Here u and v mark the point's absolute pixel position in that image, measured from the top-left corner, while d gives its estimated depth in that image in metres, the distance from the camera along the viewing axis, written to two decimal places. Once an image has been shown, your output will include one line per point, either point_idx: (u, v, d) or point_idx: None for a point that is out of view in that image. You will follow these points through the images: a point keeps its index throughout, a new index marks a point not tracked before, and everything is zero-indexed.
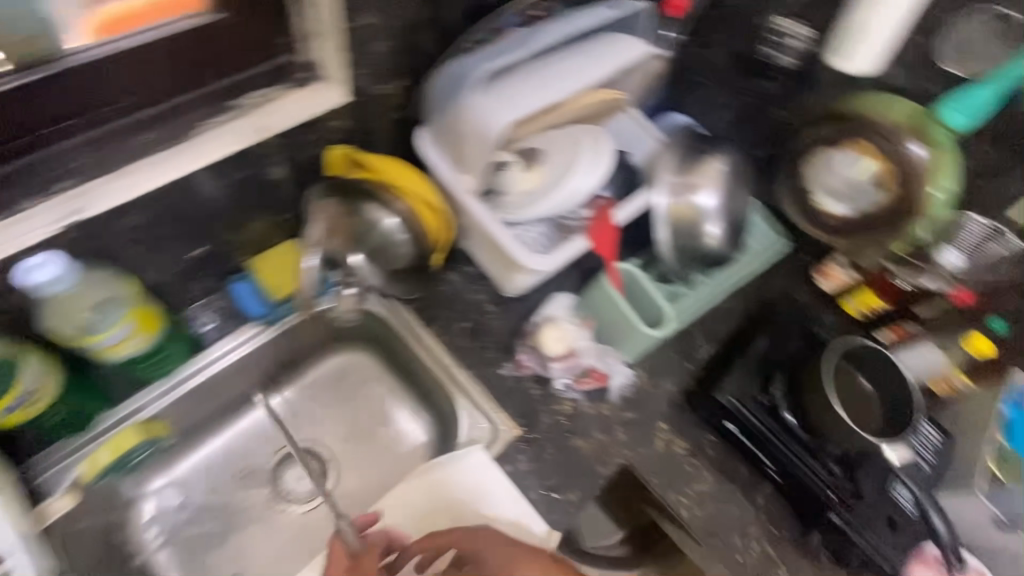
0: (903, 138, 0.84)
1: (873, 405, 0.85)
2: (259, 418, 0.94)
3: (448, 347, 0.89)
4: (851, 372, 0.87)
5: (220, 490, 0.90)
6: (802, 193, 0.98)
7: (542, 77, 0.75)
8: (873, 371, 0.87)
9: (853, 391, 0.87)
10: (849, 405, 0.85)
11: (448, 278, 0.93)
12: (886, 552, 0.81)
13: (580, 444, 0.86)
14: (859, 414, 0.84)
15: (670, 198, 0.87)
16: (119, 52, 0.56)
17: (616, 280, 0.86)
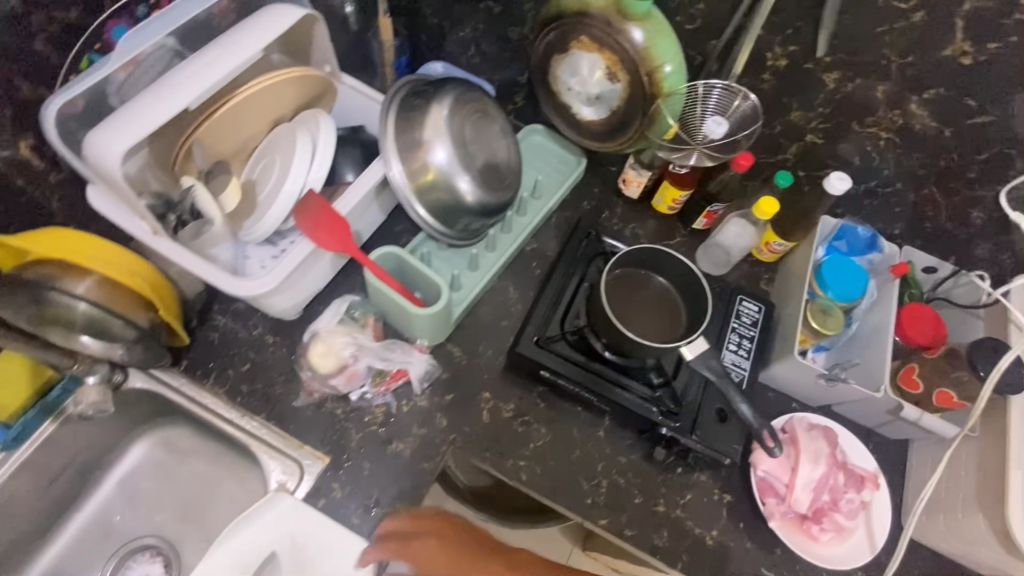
0: (612, 21, 0.77)
1: (674, 300, 0.84)
2: (82, 530, 0.88)
3: (232, 396, 0.82)
4: (644, 280, 0.85)
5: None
6: (563, 109, 0.93)
7: (123, 112, 0.61)
8: (664, 268, 0.84)
9: (650, 296, 0.84)
10: (647, 312, 0.83)
11: (216, 323, 0.85)
12: (725, 448, 0.79)
13: (399, 448, 0.81)
14: (655, 322, 0.82)
15: (404, 165, 0.80)
16: None
17: (378, 270, 0.79)
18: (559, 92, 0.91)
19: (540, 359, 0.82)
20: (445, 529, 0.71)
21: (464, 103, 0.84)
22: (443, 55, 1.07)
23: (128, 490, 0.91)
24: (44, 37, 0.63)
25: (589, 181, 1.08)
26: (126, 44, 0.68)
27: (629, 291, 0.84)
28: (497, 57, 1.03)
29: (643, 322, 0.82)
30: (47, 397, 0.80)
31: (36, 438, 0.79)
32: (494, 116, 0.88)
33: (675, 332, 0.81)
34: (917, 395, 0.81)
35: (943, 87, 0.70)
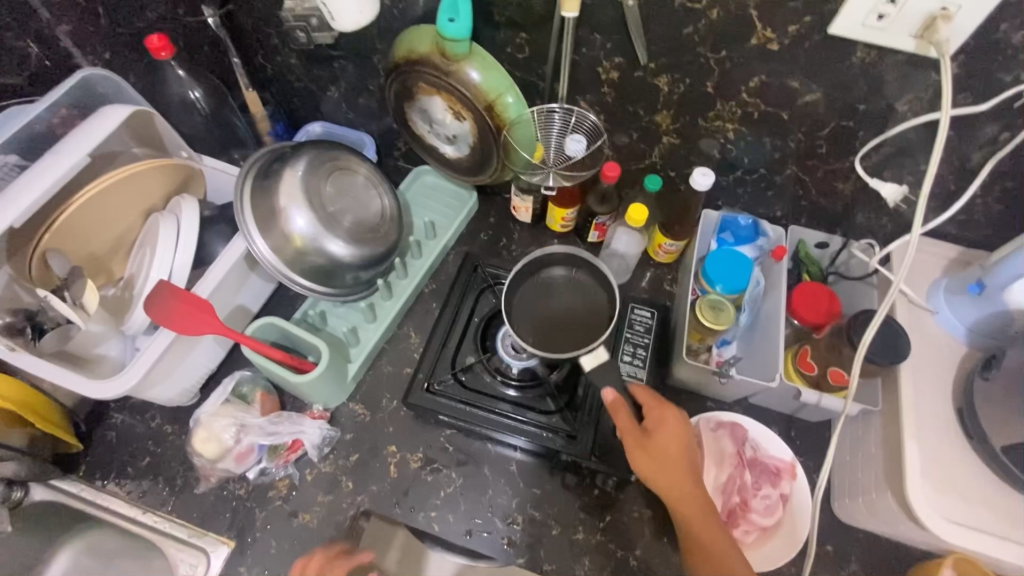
0: (440, 66, 0.78)
1: (579, 279, 0.84)
2: None
3: (135, 494, 0.81)
4: (545, 284, 0.84)
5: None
6: (432, 149, 0.94)
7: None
8: (555, 259, 0.85)
9: (559, 290, 0.84)
10: (562, 322, 0.81)
11: (112, 422, 0.85)
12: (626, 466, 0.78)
13: (305, 519, 0.80)
14: (567, 319, 0.82)
15: (266, 238, 0.80)
16: None
17: (254, 343, 0.79)
18: (423, 134, 0.92)
19: (432, 405, 0.82)
20: (673, 424, 0.71)
21: (320, 164, 0.85)
22: (319, 115, 1.09)
23: None
24: None
25: (483, 212, 1.09)
26: None
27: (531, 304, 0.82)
28: (368, 109, 1.04)
29: (560, 324, 0.81)
30: None
31: None
32: (358, 170, 0.89)
33: (603, 312, 0.81)
34: (813, 377, 0.80)
35: (764, 74, 0.71)
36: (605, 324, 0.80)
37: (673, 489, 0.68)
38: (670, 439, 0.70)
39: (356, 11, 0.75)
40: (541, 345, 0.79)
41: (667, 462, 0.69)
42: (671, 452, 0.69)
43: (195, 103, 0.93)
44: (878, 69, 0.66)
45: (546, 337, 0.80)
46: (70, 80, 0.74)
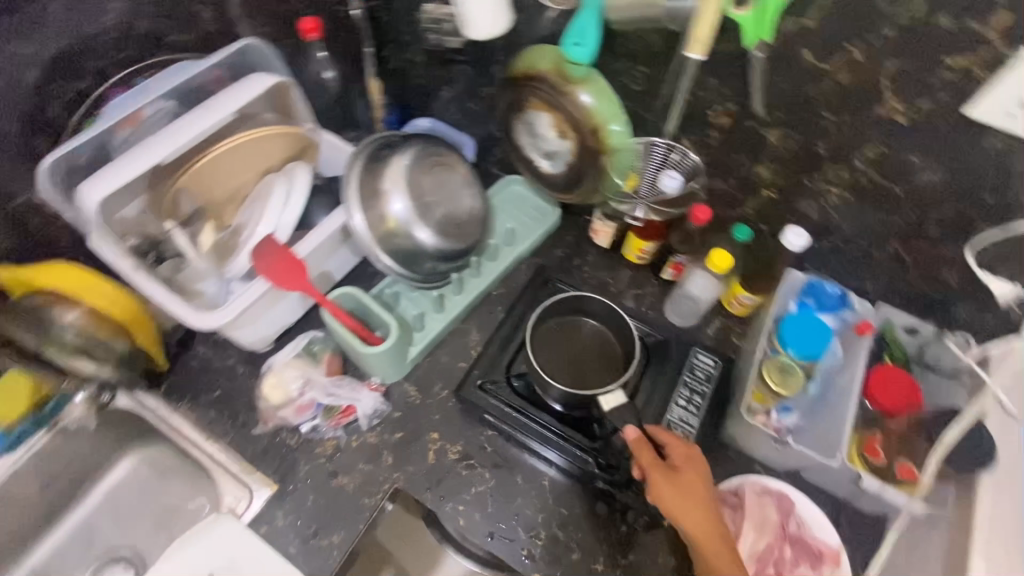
0: (555, 84, 0.81)
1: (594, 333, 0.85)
2: (64, 544, 0.95)
3: (202, 420, 0.89)
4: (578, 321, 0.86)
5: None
6: (528, 161, 0.97)
7: (105, 168, 0.76)
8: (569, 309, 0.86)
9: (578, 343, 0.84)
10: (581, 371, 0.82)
11: (197, 353, 0.93)
12: None
13: (342, 481, 0.84)
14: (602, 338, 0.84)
15: (364, 214, 0.86)
16: None
17: (334, 310, 0.85)
18: (523, 145, 0.95)
19: (482, 402, 0.84)
20: (692, 464, 0.71)
21: (425, 157, 0.91)
22: (430, 111, 1.15)
23: (113, 505, 0.98)
24: (58, 104, 0.75)
25: (563, 229, 1.11)
26: (116, 107, 0.78)
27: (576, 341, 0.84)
28: (476, 114, 1.09)
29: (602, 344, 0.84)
30: (40, 413, 0.86)
31: (31, 446, 0.87)
32: (457, 167, 0.94)
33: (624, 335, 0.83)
34: (879, 465, 0.76)
35: (883, 144, 0.69)
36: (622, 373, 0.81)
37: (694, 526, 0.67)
38: (692, 481, 0.70)
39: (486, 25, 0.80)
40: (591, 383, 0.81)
41: (685, 500, 0.68)
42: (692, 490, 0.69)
43: (326, 83, 1.02)
44: (1012, 161, 0.62)
45: (606, 365, 0.82)
46: (236, 45, 0.84)
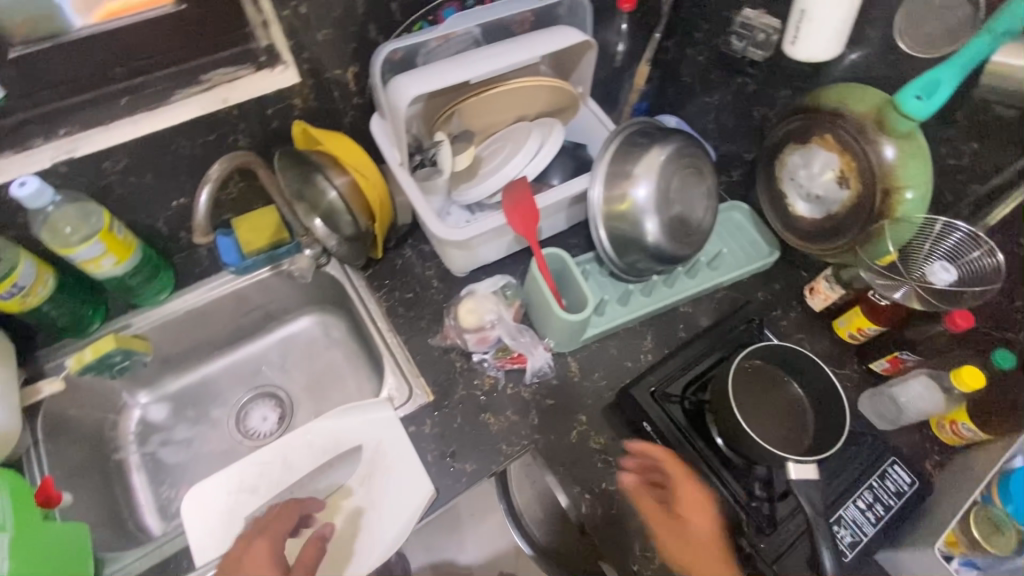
0: (868, 131, 0.75)
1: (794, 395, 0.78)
2: (239, 362, 1.09)
3: (390, 311, 0.97)
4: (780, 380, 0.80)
5: (195, 414, 1.04)
6: (776, 194, 0.92)
7: (423, 69, 0.79)
8: (778, 358, 0.79)
9: (774, 397, 0.78)
10: (765, 420, 0.76)
11: (403, 253, 1.01)
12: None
13: (490, 420, 0.87)
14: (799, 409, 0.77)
15: (605, 189, 0.88)
16: (104, 31, 0.71)
17: (544, 265, 0.87)
18: (779, 178, 0.91)
19: (651, 412, 0.80)
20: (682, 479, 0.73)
21: (683, 155, 0.89)
22: (680, 111, 1.13)
23: (283, 350, 1.10)
24: (404, 0, 0.83)
25: (772, 275, 1.04)
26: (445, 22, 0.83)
27: (768, 397, 0.78)
28: (731, 129, 1.05)
29: (795, 414, 0.77)
30: (275, 250, 0.97)
31: (256, 276, 0.99)
32: (705, 175, 0.91)
33: (827, 417, 0.75)
34: None
35: None
36: (807, 447, 0.74)
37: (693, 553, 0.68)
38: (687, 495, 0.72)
39: (821, 45, 0.75)
40: (775, 438, 0.75)
41: (674, 524, 0.71)
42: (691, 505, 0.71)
43: (616, 53, 1.05)
44: None
45: (790, 437, 0.75)
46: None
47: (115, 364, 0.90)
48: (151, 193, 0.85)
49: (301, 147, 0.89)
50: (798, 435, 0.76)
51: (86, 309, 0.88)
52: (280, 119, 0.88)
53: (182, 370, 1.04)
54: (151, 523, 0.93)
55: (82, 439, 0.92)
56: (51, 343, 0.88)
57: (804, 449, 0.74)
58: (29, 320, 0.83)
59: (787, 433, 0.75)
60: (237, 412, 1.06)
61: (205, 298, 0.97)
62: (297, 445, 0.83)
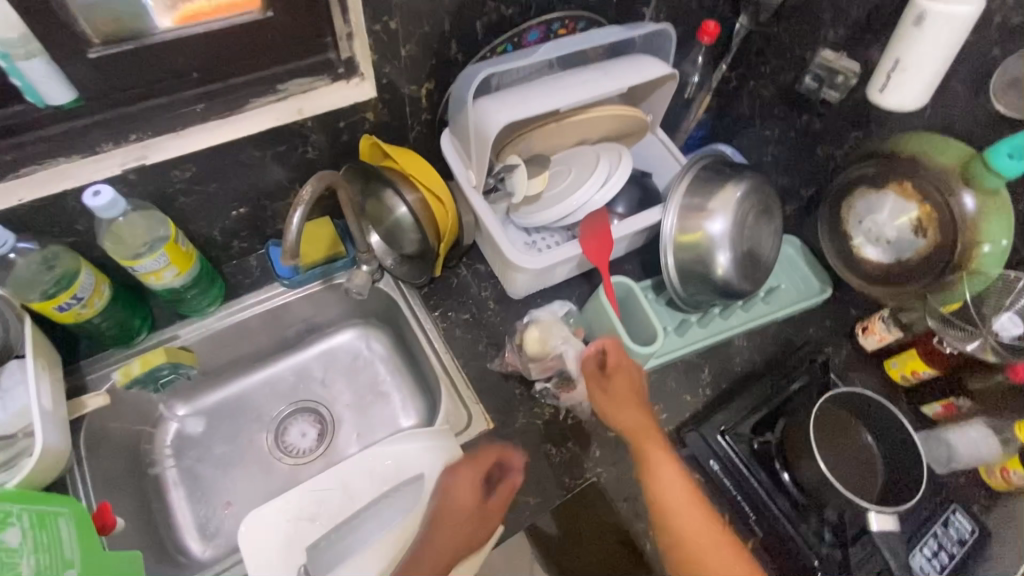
0: (952, 183, 0.76)
1: (866, 442, 0.79)
2: (278, 374, 1.05)
3: (446, 332, 0.94)
4: (853, 424, 0.80)
5: (231, 429, 1.00)
6: (839, 234, 0.93)
7: (511, 95, 0.78)
8: (850, 402, 0.80)
9: (846, 442, 0.79)
10: (839, 465, 0.77)
11: (459, 272, 0.99)
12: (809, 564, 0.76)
13: (551, 450, 0.86)
14: (871, 457, 0.77)
15: (678, 221, 0.87)
16: (188, 35, 0.67)
17: (611, 295, 0.86)
18: (845, 218, 0.91)
19: (715, 446, 0.82)
20: (618, 385, 0.80)
21: (752, 194, 0.90)
22: (734, 142, 1.13)
23: (324, 363, 1.07)
24: (489, 20, 0.81)
25: (823, 312, 1.05)
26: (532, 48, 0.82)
27: (840, 442, 0.79)
28: (789, 164, 1.05)
29: (868, 462, 0.77)
30: (332, 263, 0.94)
31: (308, 289, 0.96)
32: (773, 213, 0.93)
33: (901, 467, 0.75)
34: None
35: None
36: (879, 496, 0.75)
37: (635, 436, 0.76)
38: (613, 399, 0.79)
39: (910, 96, 0.76)
40: (849, 484, 0.76)
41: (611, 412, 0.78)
42: (624, 401, 0.79)
43: (686, 84, 1.04)
44: None
45: (863, 484, 0.76)
46: (653, 26, 0.84)
47: (161, 377, 0.86)
48: (213, 202, 0.81)
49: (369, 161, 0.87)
50: (870, 484, 0.76)
51: (135, 318, 0.84)
52: (349, 132, 0.85)
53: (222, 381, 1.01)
54: (191, 544, 0.90)
55: (121, 454, 0.88)
56: (95, 353, 0.84)
57: (877, 498, 0.75)
58: (76, 329, 0.79)
59: (858, 480, 0.76)
60: (275, 428, 1.02)
61: (255, 309, 0.93)
62: (357, 472, 0.79)
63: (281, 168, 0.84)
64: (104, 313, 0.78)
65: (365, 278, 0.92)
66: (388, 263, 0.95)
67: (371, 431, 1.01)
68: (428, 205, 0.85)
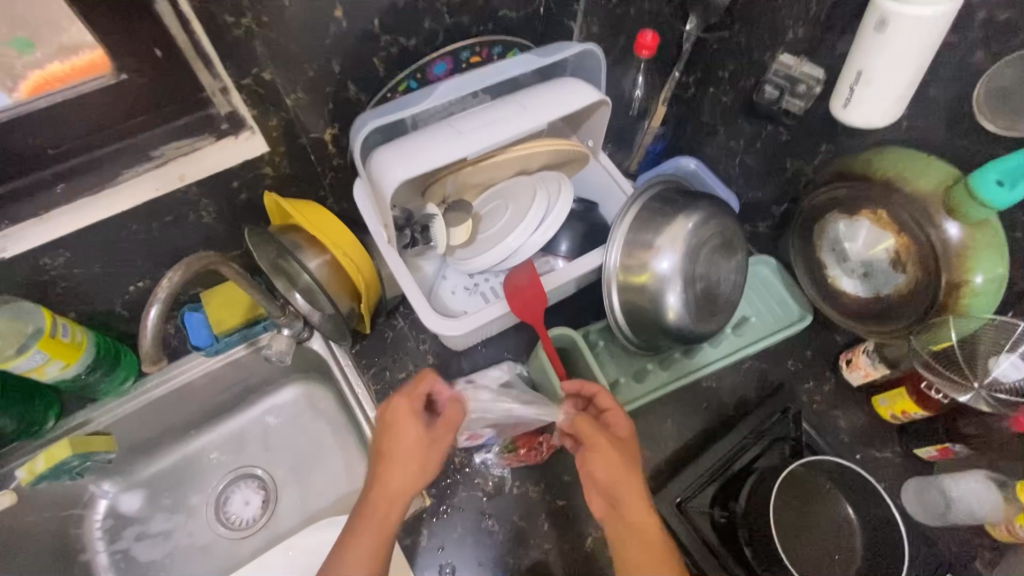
0: (933, 213, 0.68)
1: (843, 514, 0.70)
2: (216, 439, 0.99)
3: (380, 396, 0.87)
4: (833, 493, 0.71)
5: (174, 499, 0.94)
6: (814, 265, 0.85)
7: (409, 144, 0.69)
8: (825, 468, 0.72)
9: (821, 516, 0.70)
10: (810, 543, 0.69)
11: (394, 325, 0.91)
12: None
13: (493, 526, 0.79)
14: (849, 532, 0.70)
15: (621, 260, 0.77)
16: (27, 112, 0.59)
17: (551, 352, 0.78)
18: (819, 247, 0.83)
19: (672, 524, 0.73)
20: (620, 438, 0.68)
21: (708, 224, 0.79)
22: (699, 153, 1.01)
23: (264, 425, 1.00)
24: (385, 54, 0.71)
25: (804, 341, 0.92)
26: (440, 87, 0.72)
27: (814, 514, 0.70)
28: (760, 178, 0.92)
29: (844, 537, 0.69)
30: (251, 328, 0.88)
31: (230, 354, 0.89)
32: (736, 249, 0.83)
33: (879, 546, 0.68)
34: None
35: None
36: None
37: (631, 508, 0.62)
38: (617, 449, 0.66)
39: (879, 112, 0.65)
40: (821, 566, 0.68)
41: (612, 462, 0.64)
42: (630, 459, 0.66)
43: (632, 100, 0.93)
44: None
45: (835, 564, 0.68)
46: (578, 46, 0.74)
47: (73, 468, 0.80)
48: (104, 281, 0.75)
49: (277, 220, 0.79)
50: (845, 563, 0.68)
51: (37, 408, 0.79)
52: (248, 190, 0.77)
53: (156, 454, 0.95)
54: None
55: (45, 544, 0.84)
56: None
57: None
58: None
59: (829, 560, 0.68)
60: (216, 499, 0.96)
61: (185, 378, 0.88)
62: (277, 565, 0.76)
63: (178, 236, 0.77)
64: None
65: (287, 342, 0.84)
66: (311, 319, 0.78)
67: (314, 498, 0.95)
68: (349, 261, 0.77)
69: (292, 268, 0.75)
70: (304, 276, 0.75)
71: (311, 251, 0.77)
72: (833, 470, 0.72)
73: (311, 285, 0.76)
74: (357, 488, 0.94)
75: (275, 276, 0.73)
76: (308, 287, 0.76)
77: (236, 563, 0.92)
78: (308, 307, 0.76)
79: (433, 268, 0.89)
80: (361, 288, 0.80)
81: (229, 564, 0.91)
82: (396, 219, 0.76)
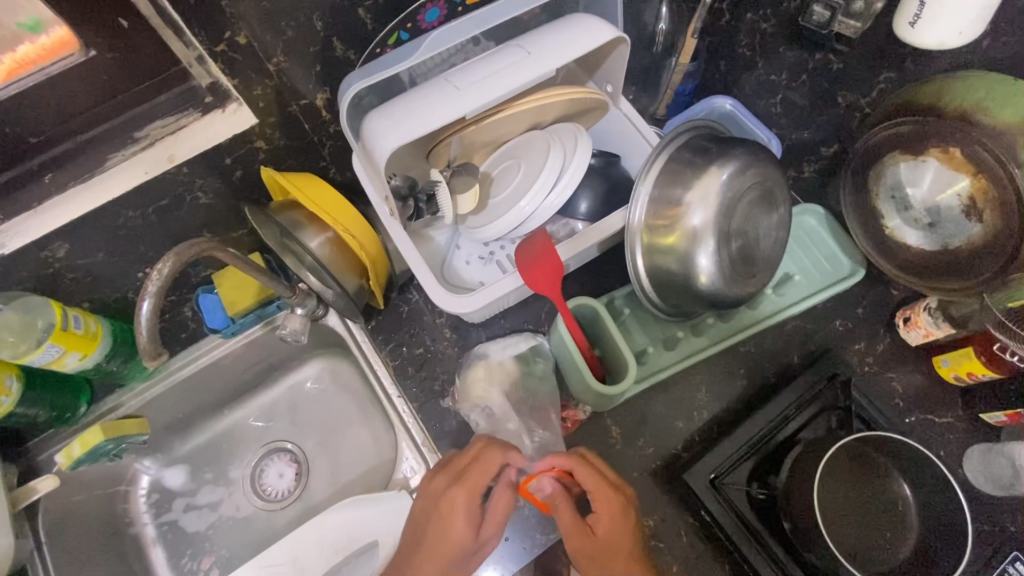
0: (1020, 149, 0.61)
1: (897, 492, 0.65)
2: (244, 414, 0.99)
3: (398, 373, 0.85)
4: (888, 470, 0.65)
5: (215, 473, 0.97)
6: (868, 212, 0.76)
7: (400, 104, 0.62)
8: (883, 444, 0.65)
9: (871, 496, 0.65)
10: (859, 522, 0.64)
11: (409, 298, 0.87)
12: None
13: (519, 502, 0.77)
14: (904, 511, 0.64)
15: (647, 217, 0.70)
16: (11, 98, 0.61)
17: (572, 322, 0.73)
18: (875, 194, 0.74)
19: (707, 502, 0.69)
20: (603, 487, 0.65)
21: (745, 174, 0.70)
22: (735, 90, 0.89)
23: (290, 401, 1.00)
24: None
25: (857, 298, 0.83)
26: (432, 38, 0.65)
27: (862, 492, 0.65)
28: (808, 115, 0.79)
29: (896, 515, 0.64)
30: (263, 309, 0.87)
31: (249, 335, 0.89)
32: (778, 201, 0.74)
33: (938, 524, 0.62)
34: None
35: None
36: (903, 554, 0.63)
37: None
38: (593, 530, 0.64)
39: (955, 28, 0.54)
40: (869, 547, 0.63)
41: (599, 548, 0.63)
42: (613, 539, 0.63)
43: (654, 35, 0.81)
44: None
45: (886, 543, 0.63)
46: None
47: (109, 451, 0.83)
48: None
49: (278, 198, 0.74)
50: (896, 542, 0.63)
51: (68, 395, 0.81)
52: None
53: (190, 431, 0.97)
54: None
55: (96, 522, 0.88)
56: (40, 432, 0.82)
57: (902, 560, 0.63)
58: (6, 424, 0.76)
59: (876, 538, 0.63)
60: (251, 473, 0.97)
61: (212, 357, 0.89)
62: (306, 544, 0.77)
63: None
64: (23, 408, 0.75)
65: (302, 321, 0.82)
66: (324, 296, 0.74)
67: (343, 471, 0.95)
68: (353, 240, 0.72)
69: (295, 249, 0.70)
70: (309, 255, 0.70)
71: (317, 230, 0.73)
72: (886, 445, 0.65)
73: (317, 266, 0.71)
74: (383, 462, 0.93)
75: (281, 252, 0.68)
76: (317, 268, 0.71)
77: (275, 534, 0.94)
78: (319, 284, 0.71)
79: (445, 237, 0.84)
80: (371, 266, 0.75)
81: (268, 535, 0.94)
82: (397, 188, 0.70)
